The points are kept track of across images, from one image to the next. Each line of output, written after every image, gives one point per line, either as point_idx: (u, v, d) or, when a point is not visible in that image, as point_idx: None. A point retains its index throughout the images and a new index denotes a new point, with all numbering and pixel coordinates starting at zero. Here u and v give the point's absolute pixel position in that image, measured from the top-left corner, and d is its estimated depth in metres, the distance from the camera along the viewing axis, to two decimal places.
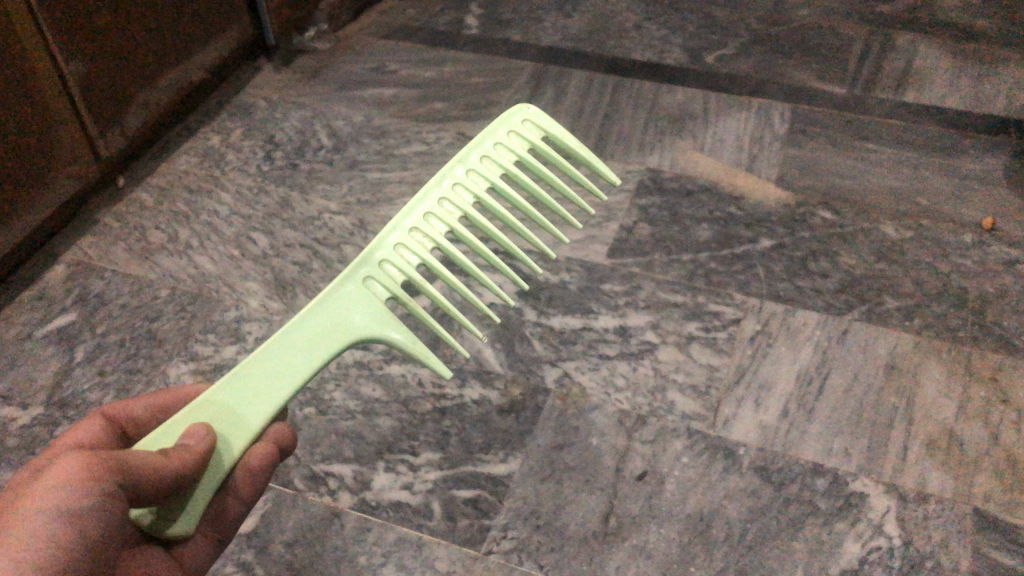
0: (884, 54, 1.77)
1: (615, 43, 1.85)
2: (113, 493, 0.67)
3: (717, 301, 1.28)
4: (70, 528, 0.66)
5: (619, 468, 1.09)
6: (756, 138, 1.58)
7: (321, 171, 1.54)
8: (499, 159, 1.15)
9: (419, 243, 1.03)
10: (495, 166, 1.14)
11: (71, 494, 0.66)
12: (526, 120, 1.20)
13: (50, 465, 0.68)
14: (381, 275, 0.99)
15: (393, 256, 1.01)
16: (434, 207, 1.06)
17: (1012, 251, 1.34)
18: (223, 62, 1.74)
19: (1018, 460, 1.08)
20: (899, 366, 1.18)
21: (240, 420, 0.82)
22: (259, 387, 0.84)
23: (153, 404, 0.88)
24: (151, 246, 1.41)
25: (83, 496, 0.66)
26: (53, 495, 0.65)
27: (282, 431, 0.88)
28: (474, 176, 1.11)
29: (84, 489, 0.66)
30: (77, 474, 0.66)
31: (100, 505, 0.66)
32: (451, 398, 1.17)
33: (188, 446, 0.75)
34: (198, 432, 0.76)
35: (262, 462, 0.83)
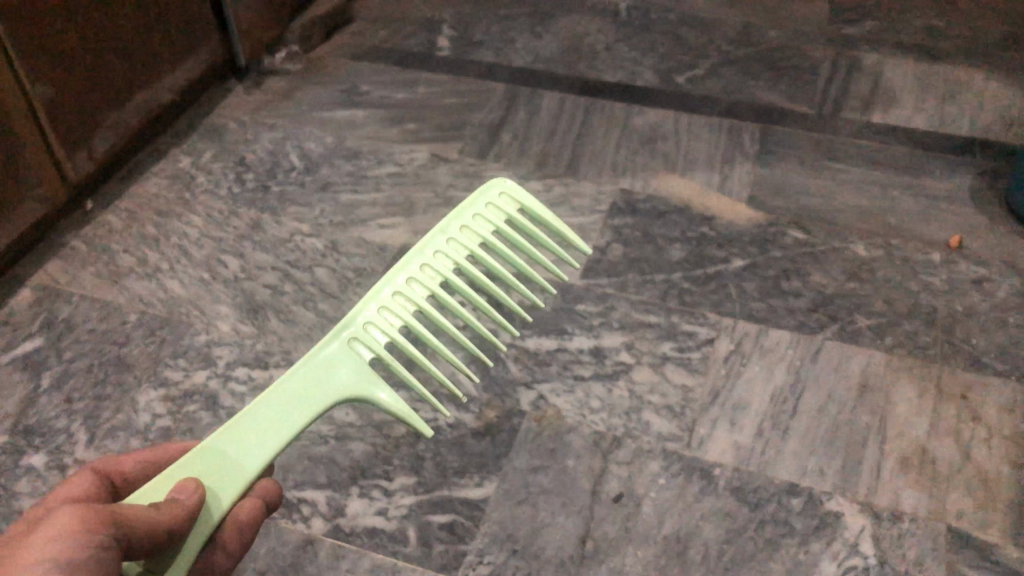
0: (851, 75, 1.80)
1: (587, 65, 1.86)
2: (110, 545, 0.64)
3: (691, 321, 1.29)
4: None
5: (595, 490, 1.09)
6: (727, 158, 1.60)
7: (293, 193, 1.53)
8: (479, 229, 1.13)
9: (401, 306, 1.02)
10: (481, 229, 1.13)
11: (71, 545, 0.61)
12: (508, 189, 1.18)
13: (38, 526, 0.63)
14: (364, 336, 0.98)
15: (376, 319, 0.99)
16: (418, 269, 1.05)
17: (979, 270, 1.36)
18: (194, 84, 1.73)
19: (990, 477, 1.09)
20: (871, 385, 1.19)
21: (228, 476, 0.82)
22: (244, 447, 0.84)
23: (145, 461, 0.86)
24: (120, 270, 1.39)
25: (84, 546, 0.62)
26: (53, 548, 0.61)
27: (267, 486, 0.89)
28: (454, 245, 1.09)
29: (85, 539, 0.62)
30: (76, 525, 0.62)
31: (101, 557, 0.62)
32: (426, 421, 1.16)
33: (181, 502, 0.74)
34: (190, 487, 0.76)
35: (251, 517, 0.84)
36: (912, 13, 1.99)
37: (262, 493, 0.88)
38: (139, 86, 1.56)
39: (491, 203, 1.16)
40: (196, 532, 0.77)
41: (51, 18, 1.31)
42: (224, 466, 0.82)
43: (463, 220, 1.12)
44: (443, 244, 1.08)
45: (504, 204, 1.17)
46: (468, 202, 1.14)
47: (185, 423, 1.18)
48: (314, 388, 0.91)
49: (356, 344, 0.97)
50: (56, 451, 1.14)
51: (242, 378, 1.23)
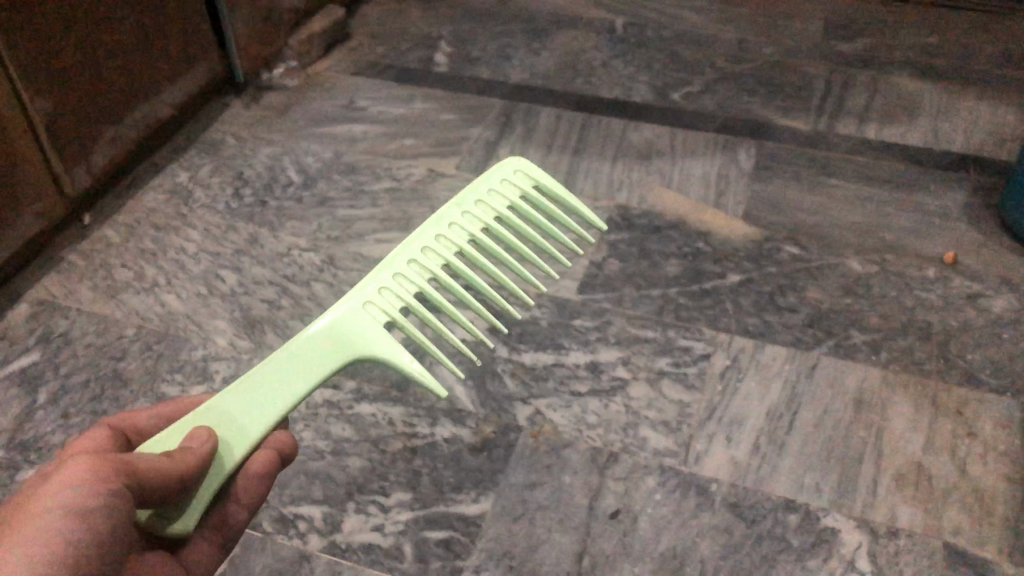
0: (846, 92, 1.81)
1: (583, 81, 1.87)
2: (122, 493, 0.65)
3: (687, 336, 1.29)
4: (77, 525, 0.62)
5: (592, 506, 1.09)
6: (723, 174, 1.60)
7: (291, 208, 1.54)
8: (493, 204, 1.12)
9: (416, 274, 1.00)
10: (495, 205, 1.12)
11: (79, 494, 0.63)
12: (521, 167, 1.18)
13: (55, 470, 0.65)
14: (382, 297, 0.96)
15: (392, 282, 0.98)
16: (430, 243, 1.03)
17: (974, 286, 1.37)
18: (192, 99, 1.73)
19: (986, 494, 1.09)
20: (867, 400, 1.20)
21: (241, 428, 0.81)
22: (258, 399, 0.83)
23: (160, 415, 0.87)
24: (117, 284, 1.39)
25: (91, 495, 0.63)
26: (64, 495, 0.63)
27: (282, 438, 0.90)
28: (470, 218, 1.08)
29: (94, 488, 0.64)
30: (85, 474, 0.64)
31: (111, 504, 0.64)
32: (422, 437, 1.16)
33: (190, 448, 0.74)
34: (201, 435, 0.76)
35: (264, 467, 0.86)
36: (906, 31, 2.00)
37: (275, 444, 0.89)
38: (137, 100, 1.57)
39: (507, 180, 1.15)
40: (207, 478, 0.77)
41: (51, 34, 1.31)
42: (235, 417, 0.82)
43: (477, 195, 1.11)
44: (460, 214, 1.07)
45: (519, 182, 1.16)
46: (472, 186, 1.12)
47: None
48: (329, 348, 0.90)
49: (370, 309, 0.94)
50: None
51: None
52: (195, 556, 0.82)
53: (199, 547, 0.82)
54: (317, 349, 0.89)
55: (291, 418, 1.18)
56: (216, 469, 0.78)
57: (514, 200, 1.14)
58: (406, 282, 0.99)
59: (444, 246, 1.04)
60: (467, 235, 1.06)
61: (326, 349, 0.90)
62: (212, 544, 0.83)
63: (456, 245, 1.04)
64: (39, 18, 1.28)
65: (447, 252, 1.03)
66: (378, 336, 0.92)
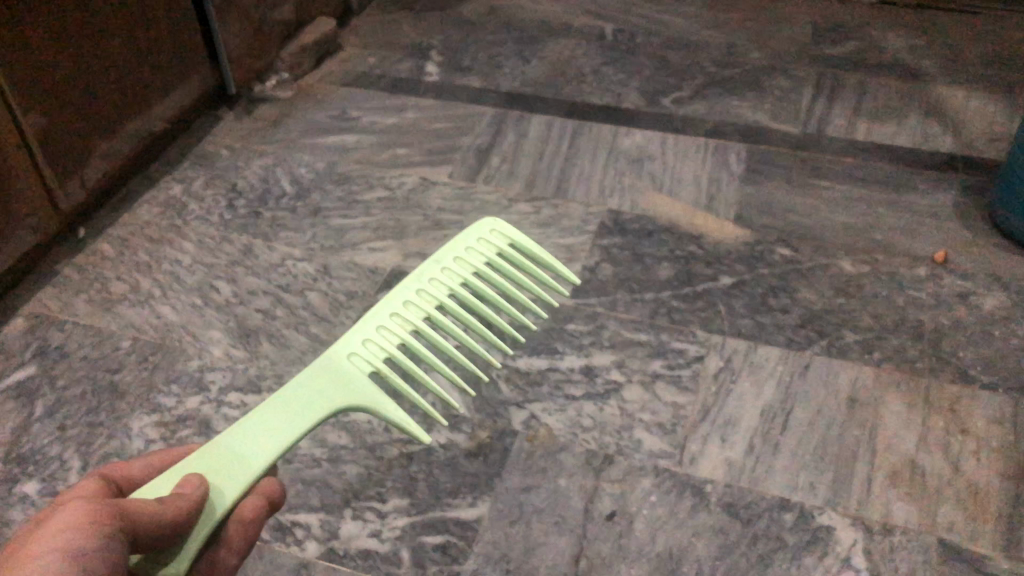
0: (835, 94, 1.82)
1: (574, 88, 1.88)
2: (115, 537, 0.65)
3: (681, 338, 1.30)
4: (73, 567, 0.62)
5: (587, 509, 1.09)
6: (714, 178, 1.61)
7: (285, 218, 1.55)
8: (471, 261, 1.11)
9: (391, 331, 1.00)
10: (474, 261, 1.12)
11: (75, 537, 0.63)
12: (499, 225, 1.18)
13: (51, 517, 0.65)
14: (365, 350, 0.97)
15: (376, 336, 0.99)
16: (408, 301, 1.04)
17: (965, 284, 1.38)
18: (184, 112, 1.74)
19: (979, 490, 1.09)
20: (861, 399, 1.20)
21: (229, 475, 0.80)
22: (249, 446, 0.83)
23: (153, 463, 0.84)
24: (113, 297, 1.39)
25: (87, 537, 0.63)
26: (62, 538, 0.63)
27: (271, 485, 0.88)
28: (446, 276, 1.09)
29: (88, 532, 0.63)
30: (80, 518, 0.64)
31: (107, 546, 0.64)
32: (418, 443, 1.16)
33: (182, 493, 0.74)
34: (194, 480, 0.76)
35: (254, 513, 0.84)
36: (893, 33, 2.02)
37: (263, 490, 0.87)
38: (129, 113, 1.57)
39: (486, 235, 1.15)
40: (203, 517, 0.76)
41: (42, 51, 1.32)
42: (227, 463, 0.81)
43: (458, 251, 1.12)
44: (439, 270, 1.09)
45: (498, 239, 1.16)
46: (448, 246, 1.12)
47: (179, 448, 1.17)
48: (317, 394, 0.90)
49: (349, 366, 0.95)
50: (49, 479, 1.14)
51: (234, 403, 1.23)
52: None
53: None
54: (306, 397, 0.89)
55: None
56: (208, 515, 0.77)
57: (492, 255, 1.14)
58: (389, 334, 1.00)
59: (425, 301, 1.05)
60: (448, 289, 1.08)
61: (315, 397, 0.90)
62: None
63: (437, 299, 1.06)
64: (28, 29, 1.29)
65: (428, 306, 1.05)
66: (363, 386, 0.93)
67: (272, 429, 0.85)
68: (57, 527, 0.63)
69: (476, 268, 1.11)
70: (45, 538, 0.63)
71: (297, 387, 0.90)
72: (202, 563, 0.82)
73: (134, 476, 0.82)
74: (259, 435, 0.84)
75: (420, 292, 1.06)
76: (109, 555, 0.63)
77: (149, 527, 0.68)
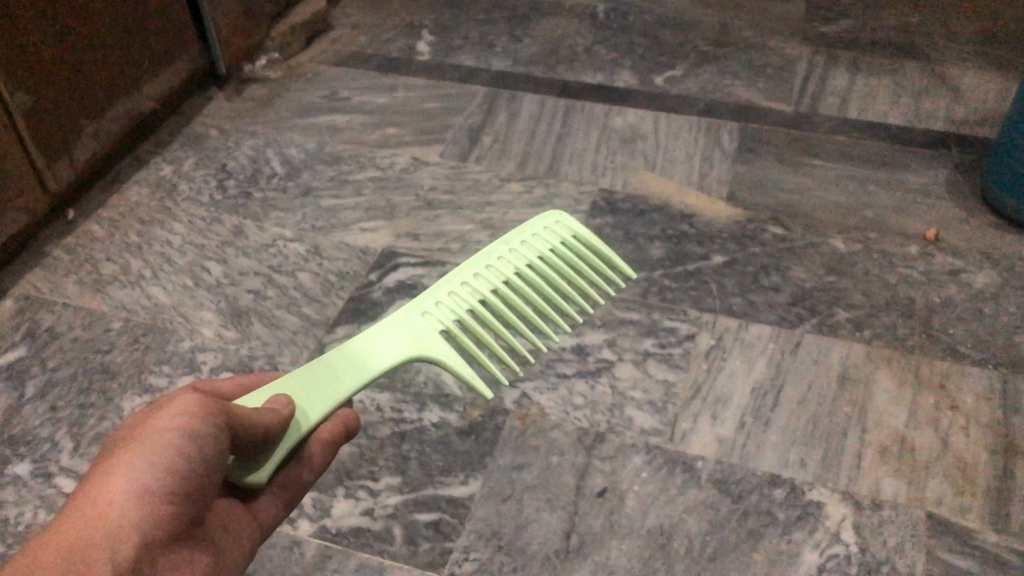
0: (827, 73, 1.82)
1: (566, 67, 1.87)
2: (224, 431, 0.68)
3: (672, 317, 1.30)
4: (186, 448, 0.65)
5: (579, 485, 1.09)
6: (706, 157, 1.61)
7: (276, 199, 1.54)
8: (536, 248, 1.12)
9: (457, 301, 1.00)
10: (538, 248, 1.12)
11: (190, 423, 0.66)
12: (563, 219, 1.17)
13: (169, 402, 0.68)
14: (436, 313, 0.98)
15: (445, 300, 0.99)
16: (477, 274, 1.04)
17: (956, 261, 1.38)
18: (173, 93, 1.73)
19: (968, 465, 1.10)
20: (851, 376, 1.21)
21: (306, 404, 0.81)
22: (328, 383, 0.84)
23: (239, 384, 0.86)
24: (103, 278, 1.39)
25: (201, 425, 0.66)
26: (180, 420, 0.66)
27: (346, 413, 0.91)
28: (513, 257, 1.09)
29: (201, 420, 0.66)
30: (196, 407, 0.67)
31: (216, 438, 0.67)
32: (410, 421, 1.16)
33: (274, 408, 0.75)
34: (282, 400, 0.76)
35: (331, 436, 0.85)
36: (887, 11, 2.01)
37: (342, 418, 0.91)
38: (118, 94, 1.56)
39: (550, 227, 1.15)
40: (290, 434, 0.78)
41: (28, 30, 1.31)
42: (308, 395, 0.82)
43: (526, 235, 1.13)
44: (507, 249, 1.09)
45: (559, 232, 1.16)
46: (514, 232, 1.12)
47: None
48: (386, 346, 0.92)
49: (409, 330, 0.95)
50: (41, 459, 1.14)
51: None
52: (267, 511, 0.81)
53: (267, 502, 0.82)
54: (379, 348, 0.91)
55: None
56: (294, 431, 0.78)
57: (555, 245, 1.14)
58: (458, 302, 1.00)
59: (493, 275, 1.05)
60: (516, 268, 1.08)
61: (386, 347, 0.92)
62: (278, 499, 0.83)
63: (504, 276, 1.06)
64: (14, 7, 1.27)
65: (496, 280, 1.05)
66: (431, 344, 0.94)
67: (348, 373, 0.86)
68: (175, 411, 0.67)
69: (541, 253, 1.12)
70: (164, 418, 0.66)
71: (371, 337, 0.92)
72: (279, 478, 0.83)
73: (224, 391, 0.83)
74: (337, 373, 0.85)
75: (490, 267, 1.06)
76: (215, 446, 0.67)
77: (252, 438, 0.71)
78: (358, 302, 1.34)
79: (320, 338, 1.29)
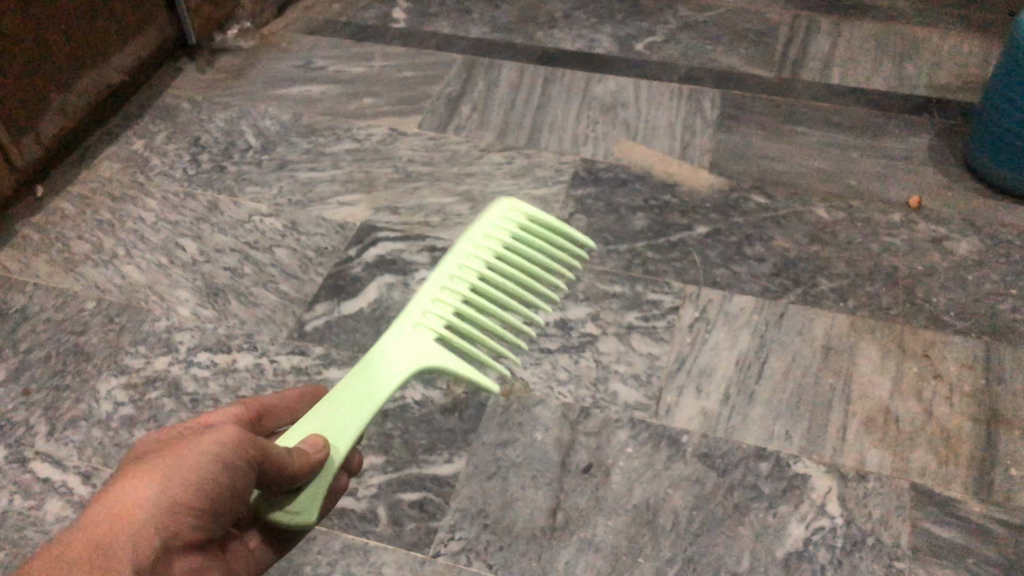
0: (810, 37, 1.79)
1: (545, 34, 1.84)
2: (253, 466, 0.70)
3: (656, 289, 1.29)
4: (221, 473, 0.67)
5: (564, 462, 1.09)
6: (688, 125, 1.59)
7: (250, 172, 1.51)
8: (500, 237, 1.13)
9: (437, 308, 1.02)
10: (503, 236, 1.13)
11: (229, 453, 0.68)
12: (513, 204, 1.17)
13: (208, 429, 0.70)
14: (427, 317, 1.01)
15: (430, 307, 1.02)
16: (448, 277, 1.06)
17: (939, 229, 1.37)
18: (142, 64, 1.68)
19: (951, 434, 1.10)
20: (835, 346, 1.20)
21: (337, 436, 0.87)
22: (347, 412, 0.89)
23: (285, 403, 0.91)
24: (75, 257, 1.36)
25: (238, 457, 0.68)
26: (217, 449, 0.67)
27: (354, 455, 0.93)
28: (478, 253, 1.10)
29: (240, 452, 0.68)
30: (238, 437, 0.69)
31: (246, 471, 0.69)
32: (393, 400, 1.15)
33: (303, 450, 0.78)
34: (318, 442, 0.80)
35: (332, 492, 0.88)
36: None
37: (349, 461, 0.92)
38: (83, 65, 1.52)
39: (505, 215, 1.15)
40: (334, 461, 0.83)
41: None
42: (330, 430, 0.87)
43: (487, 227, 1.13)
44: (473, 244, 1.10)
45: (515, 217, 1.16)
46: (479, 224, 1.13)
47: (148, 410, 1.15)
48: (388, 366, 0.95)
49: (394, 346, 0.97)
50: (15, 445, 1.11)
51: (204, 363, 1.21)
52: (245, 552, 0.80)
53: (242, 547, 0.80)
54: (381, 362, 0.95)
55: (259, 386, 1.18)
56: (330, 467, 0.82)
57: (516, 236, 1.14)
58: (448, 297, 1.03)
59: (469, 270, 1.08)
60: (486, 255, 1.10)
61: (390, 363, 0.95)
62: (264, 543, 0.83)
63: (480, 268, 1.08)
64: None
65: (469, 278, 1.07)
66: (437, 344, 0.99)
67: (368, 396, 0.91)
68: (214, 437, 0.68)
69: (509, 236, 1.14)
70: (205, 441, 0.68)
71: (379, 352, 0.96)
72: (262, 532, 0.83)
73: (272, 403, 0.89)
74: (352, 398, 0.90)
75: (457, 265, 1.07)
76: (246, 477, 0.69)
77: (278, 474, 0.73)
78: (337, 279, 1.32)
79: (299, 316, 1.27)
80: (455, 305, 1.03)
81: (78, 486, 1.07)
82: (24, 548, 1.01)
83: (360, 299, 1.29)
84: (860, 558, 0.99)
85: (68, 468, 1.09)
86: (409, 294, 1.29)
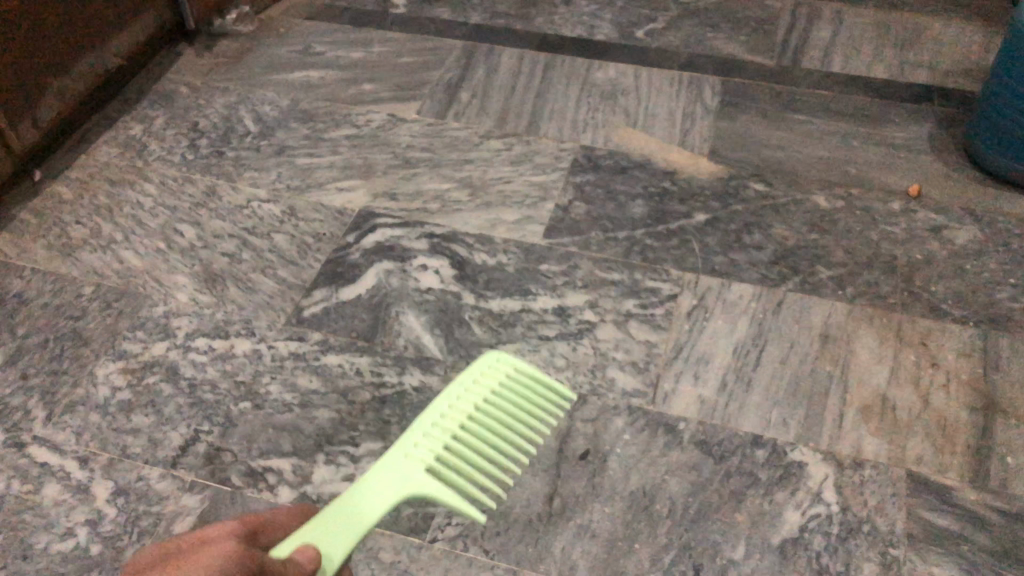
0: (811, 25, 1.79)
1: (546, 20, 1.83)
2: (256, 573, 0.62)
3: (654, 277, 1.29)
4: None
5: (561, 448, 1.09)
6: (688, 112, 1.58)
7: (249, 158, 1.50)
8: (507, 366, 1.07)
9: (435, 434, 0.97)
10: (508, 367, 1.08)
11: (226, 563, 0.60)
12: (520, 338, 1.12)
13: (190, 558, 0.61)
14: (422, 446, 0.95)
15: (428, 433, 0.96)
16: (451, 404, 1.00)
17: (939, 218, 1.37)
18: (141, 48, 1.68)
19: (948, 422, 1.10)
20: (833, 334, 1.20)
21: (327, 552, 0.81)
22: (333, 531, 0.83)
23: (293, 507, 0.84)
24: (73, 241, 1.35)
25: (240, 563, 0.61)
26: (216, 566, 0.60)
27: None
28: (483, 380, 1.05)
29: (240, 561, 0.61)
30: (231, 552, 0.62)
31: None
32: (391, 386, 1.16)
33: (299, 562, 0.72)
34: (310, 552, 0.75)
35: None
36: None
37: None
38: (80, 48, 1.51)
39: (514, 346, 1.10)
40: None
41: None
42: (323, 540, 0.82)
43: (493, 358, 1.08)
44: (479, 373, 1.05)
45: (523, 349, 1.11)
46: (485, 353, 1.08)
47: (146, 395, 1.15)
48: (376, 495, 0.89)
49: (387, 474, 0.91)
50: (12, 429, 1.11)
51: (201, 348, 1.21)
52: None
53: None
54: (369, 490, 0.89)
55: (256, 371, 1.18)
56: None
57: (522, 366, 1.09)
58: (445, 429, 0.97)
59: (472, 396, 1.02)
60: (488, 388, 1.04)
61: (378, 492, 0.89)
62: None
63: (480, 399, 1.02)
64: None
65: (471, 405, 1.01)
66: (425, 474, 0.92)
67: (354, 523, 0.85)
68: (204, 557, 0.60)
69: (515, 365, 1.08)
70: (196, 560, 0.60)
71: (364, 484, 0.89)
72: None
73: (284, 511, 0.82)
74: (340, 526, 0.84)
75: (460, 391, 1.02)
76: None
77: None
78: (335, 265, 1.32)
79: (297, 302, 1.27)
80: (449, 439, 0.96)
81: (75, 471, 1.07)
82: (21, 531, 1.02)
83: (359, 285, 1.28)
84: (855, 545, 0.99)
85: (66, 452, 1.09)
86: (407, 281, 1.29)
